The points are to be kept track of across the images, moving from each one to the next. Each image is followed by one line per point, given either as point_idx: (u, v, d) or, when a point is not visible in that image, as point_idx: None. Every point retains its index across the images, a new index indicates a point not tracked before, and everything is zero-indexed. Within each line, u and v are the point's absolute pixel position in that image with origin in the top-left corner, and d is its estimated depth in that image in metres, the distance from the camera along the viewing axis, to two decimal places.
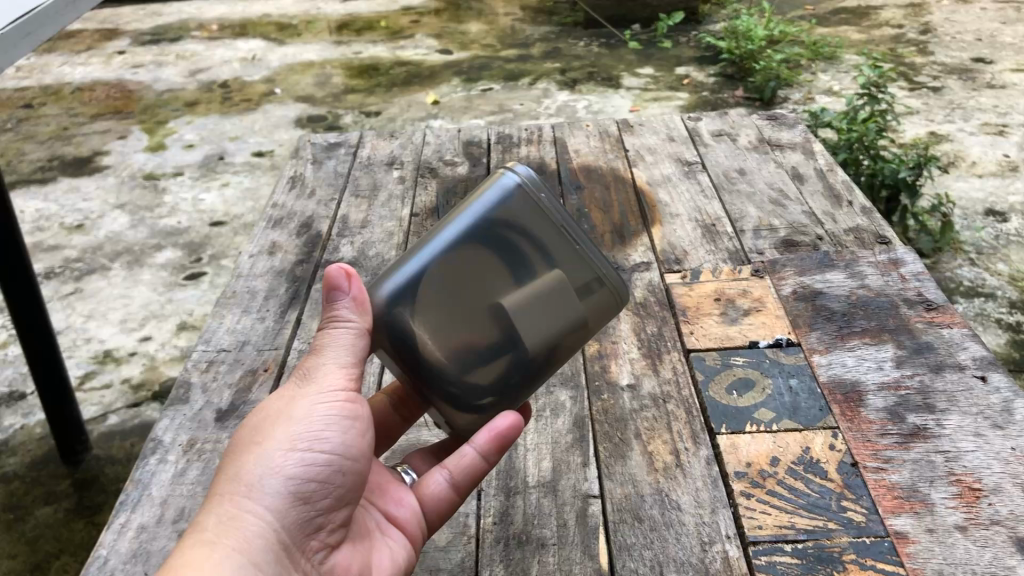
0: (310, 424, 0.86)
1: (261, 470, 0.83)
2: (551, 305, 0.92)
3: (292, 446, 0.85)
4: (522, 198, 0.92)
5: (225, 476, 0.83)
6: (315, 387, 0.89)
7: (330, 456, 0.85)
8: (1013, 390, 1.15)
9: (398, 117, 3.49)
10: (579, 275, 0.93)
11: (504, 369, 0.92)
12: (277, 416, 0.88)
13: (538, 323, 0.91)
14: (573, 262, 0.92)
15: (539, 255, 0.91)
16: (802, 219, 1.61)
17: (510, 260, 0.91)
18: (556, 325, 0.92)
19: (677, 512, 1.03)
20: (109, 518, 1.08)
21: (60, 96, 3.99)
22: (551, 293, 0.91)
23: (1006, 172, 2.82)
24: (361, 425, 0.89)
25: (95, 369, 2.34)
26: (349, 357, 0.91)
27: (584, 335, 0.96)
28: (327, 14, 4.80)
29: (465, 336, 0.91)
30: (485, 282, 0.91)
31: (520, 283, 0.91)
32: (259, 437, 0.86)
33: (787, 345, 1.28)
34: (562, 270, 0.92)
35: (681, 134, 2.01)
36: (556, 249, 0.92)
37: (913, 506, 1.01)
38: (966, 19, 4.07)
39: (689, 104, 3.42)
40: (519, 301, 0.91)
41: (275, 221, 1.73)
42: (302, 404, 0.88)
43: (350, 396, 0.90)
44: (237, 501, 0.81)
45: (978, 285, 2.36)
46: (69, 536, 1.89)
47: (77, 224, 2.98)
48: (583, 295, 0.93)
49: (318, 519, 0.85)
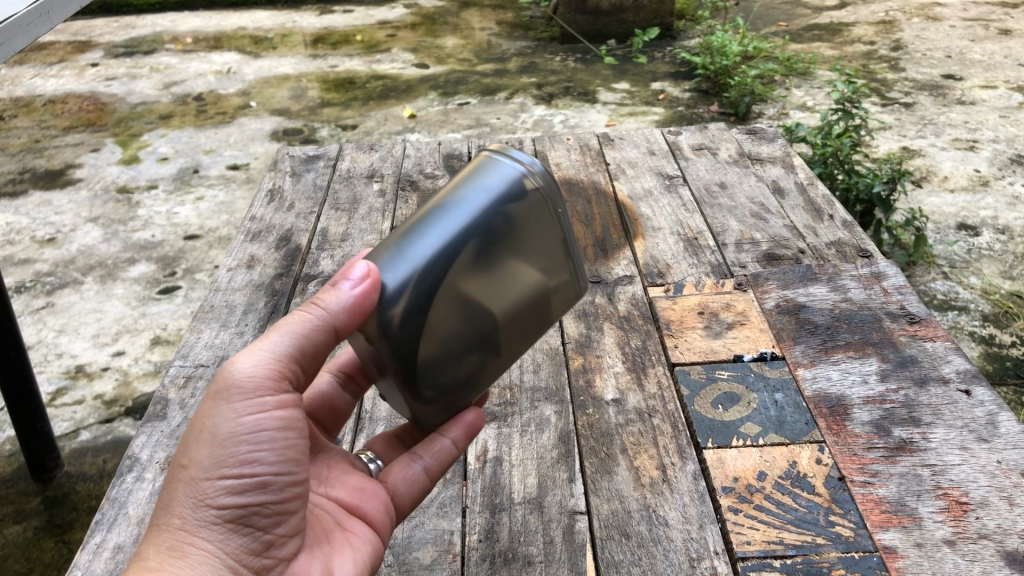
0: (236, 443, 0.81)
1: (192, 502, 0.80)
2: (531, 308, 0.86)
3: (221, 472, 0.80)
4: (532, 193, 0.84)
5: (162, 502, 0.81)
6: (240, 387, 0.82)
7: (265, 475, 0.81)
8: (998, 403, 1.15)
9: (375, 131, 3.47)
10: (564, 282, 0.88)
11: (469, 370, 0.86)
12: (202, 430, 0.82)
13: (516, 328, 0.86)
14: (560, 269, 0.87)
15: (531, 254, 0.85)
16: (784, 232, 1.61)
17: (509, 267, 0.83)
18: (530, 332, 0.88)
19: (664, 528, 1.02)
20: (84, 538, 1.05)
21: (31, 109, 3.94)
22: (538, 302, 0.86)
23: (977, 187, 2.84)
24: (296, 431, 0.84)
25: (67, 384, 2.29)
26: (289, 347, 0.84)
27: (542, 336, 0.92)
28: (302, 28, 4.78)
29: (449, 337, 0.83)
30: (477, 279, 0.83)
31: (513, 290, 0.84)
32: (186, 458, 0.82)
33: (772, 359, 1.27)
34: (551, 273, 0.86)
35: (661, 148, 2.00)
36: (550, 257, 0.86)
37: (901, 520, 1.00)
38: (936, 36, 4.12)
39: (665, 118, 3.44)
40: (505, 305, 0.84)
41: (253, 234, 1.71)
42: (227, 411, 0.82)
43: (281, 398, 0.84)
44: (173, 533, 0.79)
45: (951, 298, 2.38)
46: (38, 556, 1.85)
47: (49, 237, 2.94)
48: (561, 302, 0.88)
49: (264, 537, 0.82)
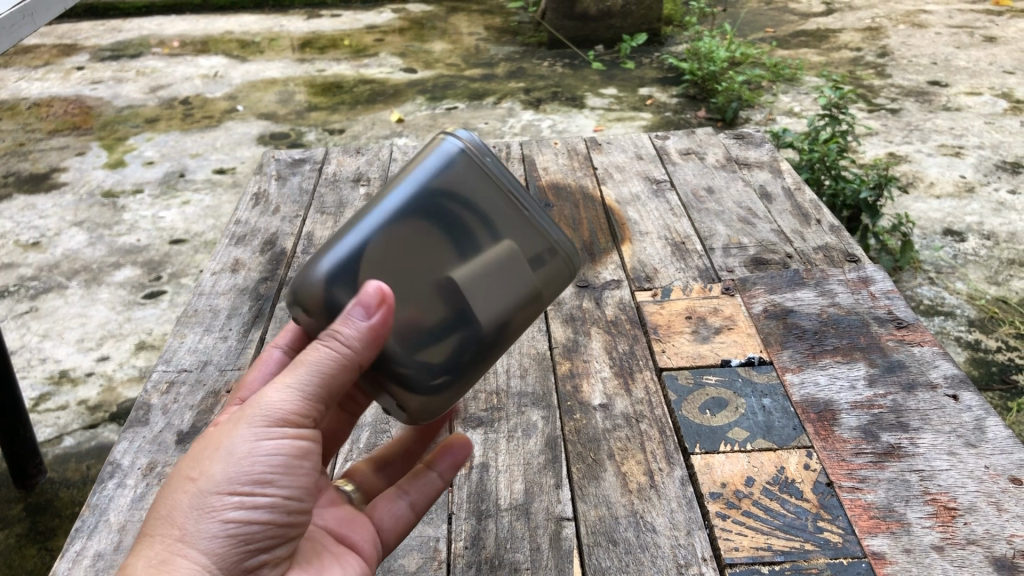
0: (250, 463, 0.79)
1: (197, 515, 0.77)
2: (501, 273, 0.83)
3: (233, 489, 0.78)
4: (470, 161, 0.83)
5: (160, 514, 0.78)
6: (264, 415, 0.80)
7: (274, 497, 0.79)
8: (985, 408, 1.15)
9: (362, 135, 3.47)
10: (537, 244, 0.85)
11: (457, 352, 0.82)
12: (218, 447, 0.80)
13: (490, 295, 0.82)
14: (521, 228, 0.84)
15: (479, 218, 0.82)
16: (772, 237, 1.61)
17: (450, 230, 0.81)
18: (510, 298, 0.83)
19: (652, 534, 1.01)
20: (64, 546, 1.04)
21: (15, 112, 3.91)
22: (504, 265, 0.83)
23: (963, 193, 2.85)
24: (310, 460, 0.82)
25: (51, 390, 2.27)
26: (312, 383, 0.81)
27: (537, 308, 0.87)
28: (290, 32, 4.77)
29: (412, 314, 0.81)
30: (431, 253, 0.81)
31: (467, 255, 0.81)
32: (195, 471, 0.79)
33: (760, 363, 1.27)
34: (517, 238, 0.83)
35: (649, 153, 2.00)
36: (503, 217, 0.83)
37: (889, 526, 1.00)
38: (922, 43, 4.13)
39: (653, 123, 3.44)
40: (467, 272, 0.81)
41: (238, 238, 1.70)
42: (248, 433, 0.79)
43: (301, 428, 0.81)
44: (168, 545, 0.76)
45: (937, 303, 2.38)
46: (20, 563, 1.84)
47: (33, 241, 2.92)
48: (541, 267, 0.85)
49: (259, 558, 0.80)
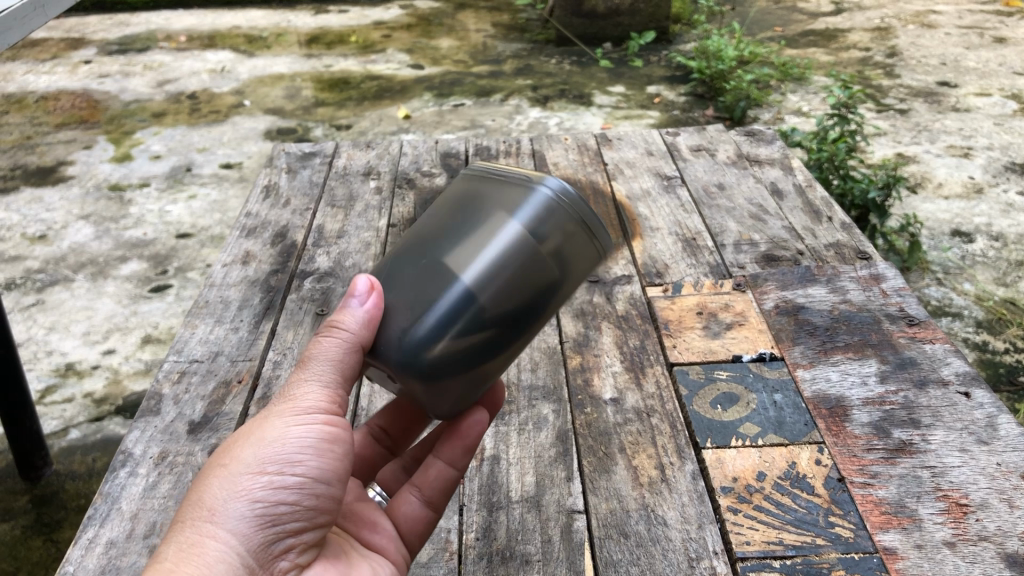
0: (280, 446, 0.81)
1: (226, 494, 0.79)
2: (491, 242, 0.78)
3: (262, 469, 0.80)
4: (480, 176, 0.85)
5: (191, 502, 0.80)
6: (291, 405, 0.83)
7: (302, 479, 0.81)
8: (997, 405, 1.15)
9: (370, 131, 3.46)
10: (536, 208, 0.79)
11: (455, 325, 0.78)
12: (249, 436, 0.83)
13: (482, 267, 0.78)
14: (514, 199, 0.80)
15: (477, 207, 0.82)
16: (783, 234, 1.61)
17: (450, 227, 0.82)
18: (504, 264, 0.78)
19: (663, 528, 1.01)
20: (76, 533, 1.04)
21: (23, 105, 3.92)
22: (496, 233, 0.79)
23: (972, 194, 2.84)
24: (341, 447, 0.84)
25: (56, 383, 2.28)
26: (333, 373, 0.84)
27: (551, 269, 0.80)
28: (297, 28, 4.77)
29: (409, 305, 0.80)
30: (430, 249, 0.81)
31: (459, 239, 0.80)
32: (227, 458, 0.82)
33: (771, 359, 1.27)
34: (513, 208, 0.80)
35: (659, 149, 2.00)
36: (497, 200, 0.81)
37: (901, 522, 1.00)
38: (931, 43, 4.12)
39: (660, 122, 3.43)
40: (456, 253, 0.79)
41: (248, 230, 1.70)
42: (276, 421, 0.82)
43: (331, 417, 0.84)
44: (197, 526, 0.77)
45: (945, 304, 2.38)
46: (25, 555, 1.84)
47: (40, 234, 2.92)
48: (545, 228, 0.79)
49: (287, 541, 0.80)
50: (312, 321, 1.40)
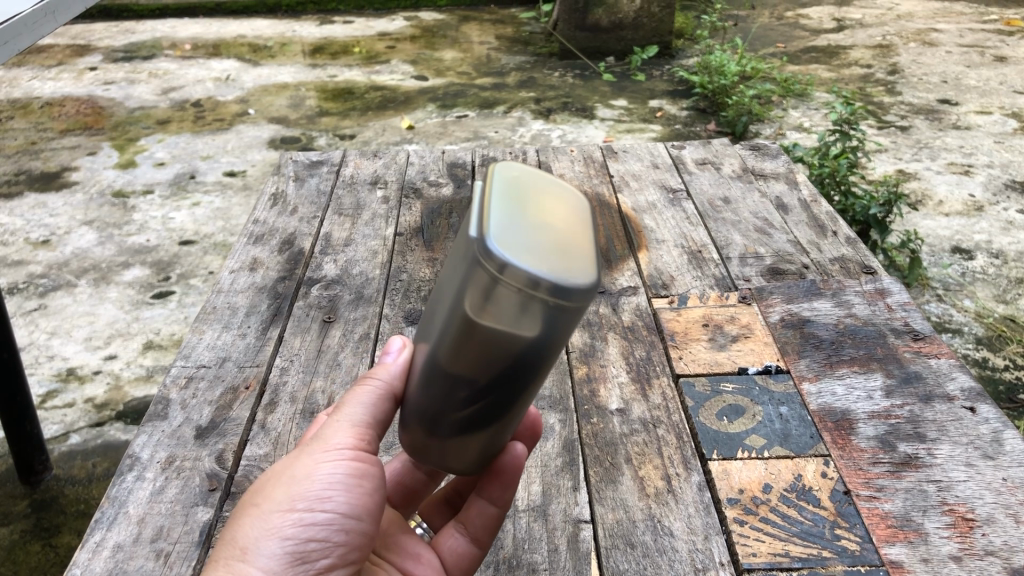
0: (309, 482, 0.79)
1: (258, 532, 0.78)
2: (455, 327, 0.58)
3: (292, 507, 0.78)
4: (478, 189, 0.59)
5: (224, 541, 0.79)
6: (322, 443, 0.81)
7: (332, 515, 0.78)
8: (1002, 421, 1.15)
9: (373, 141, 3.48)
10: (475, 279, 0.55)
11: (450, 396, 0.64)
12: (281, 473, 0.81)
13: (455, 355, 0.60)
14: (464, 265, 0.56)
15: (452, 268, 0.59)
16: (788, 248, 1.61)
17: (441, 289, 0.62)
18: (472, 352, 0.59)
19: (669, 539, 1.02)
20: (84, 536, 1.04)
21: (28, 111, 3.93)
22: (456, 315, 0.58)
23: (972, 212, 2.85)
24: (372, 480, 0.81)
25: (58, 388, 2.27)
26: (367, 416, 0.80)
27: (523, 345, 0.57)
28: (302, 38, 4.79)
29: (423, 377, 0.67)
30: (432, 312, 0.64)
31: (439, 313, 0.61)
32: (260, 497, 0.80)
33: (777, 372, 1.27)
34: (464, 273, 0.56)
35: (665, 162, 2.01)
36: (460, 259, 0.57)
37: (907, 535, 1.00)
38: (932, 61, 4.14)
39: (662, 135, 3.45)
40: (438, 333, 0.62)
41: (256, 237, 1.70)
42: (307, 460, 0.80)
43: (362, 453, 0.81)
44: (229, 566, 0.76)
45: (945, 320, 2.38)
46: (24, 559, 1.84)
47: (43, 239, 2.93)
48: (487, 307, 0.55)
49: None
50: (319, 329, 1.40)
